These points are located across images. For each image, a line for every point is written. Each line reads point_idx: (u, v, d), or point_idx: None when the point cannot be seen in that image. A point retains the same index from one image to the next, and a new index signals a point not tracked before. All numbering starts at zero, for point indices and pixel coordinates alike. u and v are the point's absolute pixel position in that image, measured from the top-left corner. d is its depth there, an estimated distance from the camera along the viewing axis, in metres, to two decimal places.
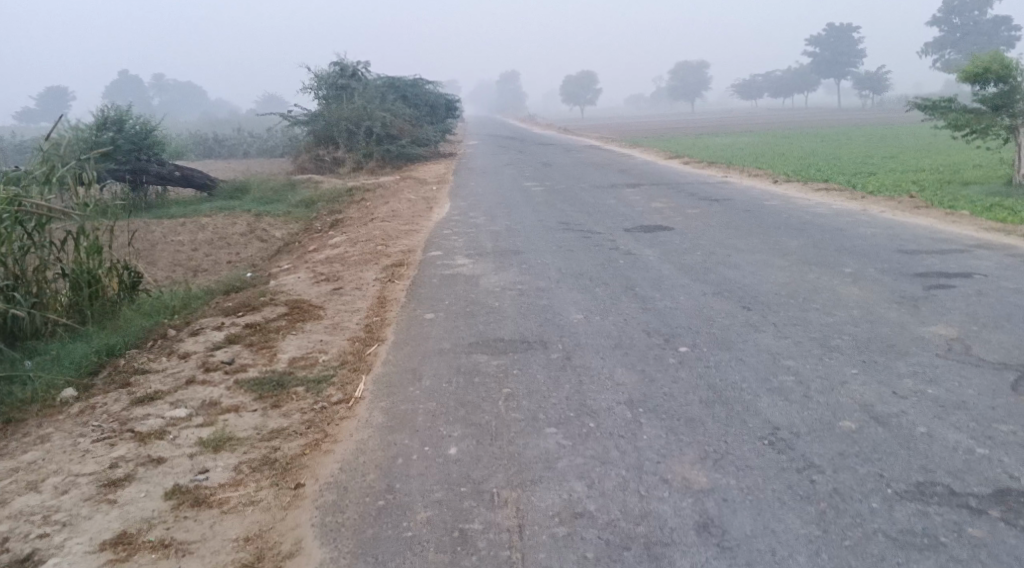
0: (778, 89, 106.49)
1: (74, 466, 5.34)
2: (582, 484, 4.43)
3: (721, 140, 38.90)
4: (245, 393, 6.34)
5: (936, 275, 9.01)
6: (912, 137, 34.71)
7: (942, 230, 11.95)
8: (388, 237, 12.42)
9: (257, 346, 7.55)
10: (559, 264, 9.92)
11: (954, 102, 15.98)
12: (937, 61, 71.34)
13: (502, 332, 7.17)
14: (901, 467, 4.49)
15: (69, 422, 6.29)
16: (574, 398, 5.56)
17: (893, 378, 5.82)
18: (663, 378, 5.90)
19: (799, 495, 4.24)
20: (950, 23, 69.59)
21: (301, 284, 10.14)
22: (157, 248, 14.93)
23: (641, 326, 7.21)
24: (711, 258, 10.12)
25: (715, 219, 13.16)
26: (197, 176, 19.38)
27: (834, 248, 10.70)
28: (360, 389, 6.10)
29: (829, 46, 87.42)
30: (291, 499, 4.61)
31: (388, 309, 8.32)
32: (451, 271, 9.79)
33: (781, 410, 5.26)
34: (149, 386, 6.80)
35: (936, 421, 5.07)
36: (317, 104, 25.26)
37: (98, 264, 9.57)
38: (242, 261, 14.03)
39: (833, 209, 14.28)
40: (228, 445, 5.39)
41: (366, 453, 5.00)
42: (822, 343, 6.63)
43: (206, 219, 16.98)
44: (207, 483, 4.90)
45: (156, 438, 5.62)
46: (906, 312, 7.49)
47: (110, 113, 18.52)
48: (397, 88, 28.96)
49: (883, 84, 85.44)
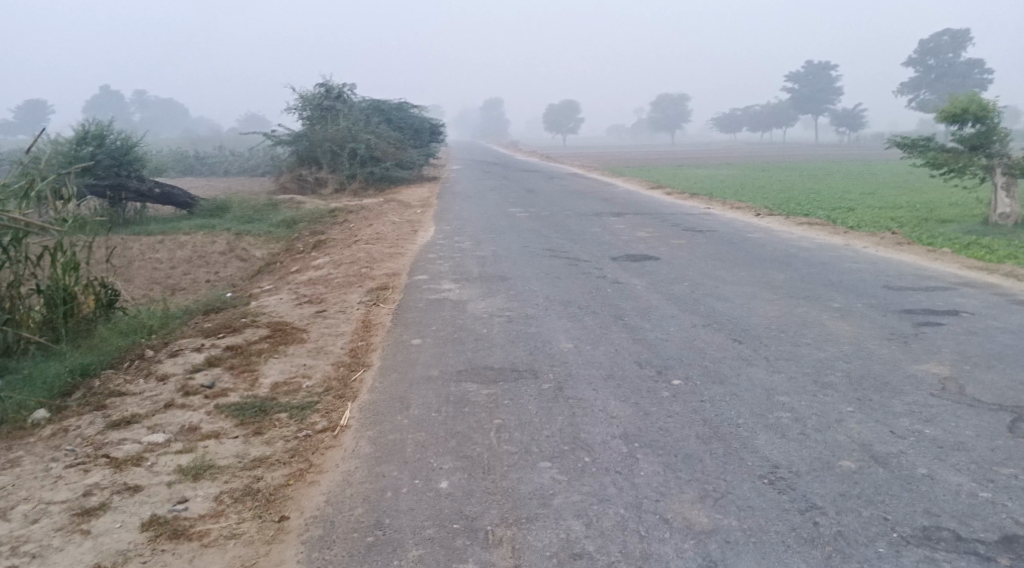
0: (757, 122, 107.52)
1: (45, 493, 5.13)
2: (579, 522, 4.29)
3: (702, 172, 39.07)
4: (225, 419, 6.15)
5: (923, 312, 8.97)
6: (890, 174, 35.01)
7: (925, 267, 11.97)
8: (372, 260, 12.24)
9: (238, 370, 7.35)
10: (546, 291, 9.80)
11: (933, 140, 16.10)
12: (914, 101, 72.31)
13: (492, 360, 7.02)
14: (904, 510, 4.39)
15: (41, 446, 6.06)
16: (567, 430, 5.42)
17: (890, 416, 5.73)
18: (657, 411, 5.78)
19: (802, 539, 4.14)
20: (926, 63, 70.68)
21: (283, 305, 9.94)
22: (135, 266, 14.69)
23: (632, 357, 7.10)
24: (699, 289, 10.05)
25: (701, 250, 13.12)
26: (177, 193, 19.15)
27: (820, 282, 10.65)
28: (346, 417, 5.92)
29: (808, 83, 88.47)
30: (275, 533, 4.42)
31: (373, 334, 8.15)
32: (437, 296, 9.65)
33: (779, 448, 5.14)
34: (125, 409, 6.58)
35: (936, 462, 4.98)
36: (301, 124, 25.11)
37: (75, 281, 9.34)
38: (221, 281, 13.81)
39: (816, 243, 14.28)
40: (208, 473, 5.19)
41: (353, 485, 4.83)
42: (816, 379, 6.54)
43: (186, 236, 16.76)
44: (186, 514, 4.71)
45: (132, 465, 5.41)
46: (898, 349, 7.43)
47: (91, 127, 18.29)
48: (382, 111, 28.90)
49: (861, 121, 86.51)
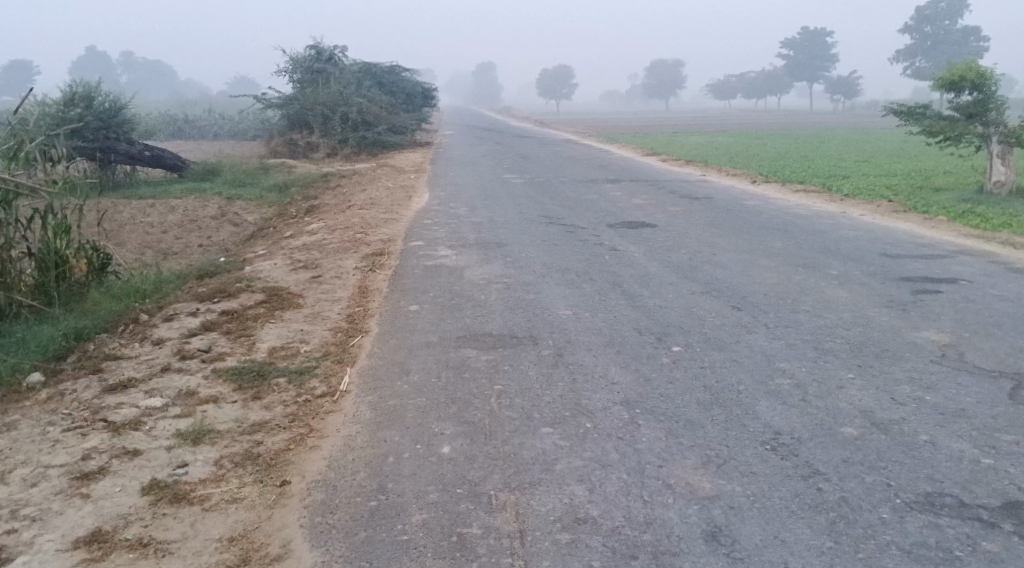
0: (751, 90, 106.90)
1: (43, 457, 5.09)
2: (583, 487, 4.28)
3: (696, 138, 38.91)
4: (223, 383, 6.11)
5: (921, 280, 8.95)
6: (885, 142, 34.99)
7: (921, 235, 11.95)
8: (367, 225, 12.16)
9: (234, 334, 7.30)
10: (544, 257, 9.76)
11: (930, 108, 16.01)
12: (908, 69, 72.08)
13: (490, 326, 6.99)
14: (907, 476, 4.40)
15: (37, 410, 6.02)
16: (567, 396, 5.41)
17: (891, 383, 5.73)
18: (658, 378, 5.77)
19: (806, 504, 4.15)
20: (921, 31, 70.19)
21: (278, 270, 9.88)
22: (126, 230, 14.56)
23: (632, 324, 7.07)
24: (697, 256, 10.00)
25: (697, 217, 13.06)
26: (168, 156, 18.96)
27: (817, 250, 10.63)
28: (345, 382, 5.90)
29: (803, 50, 87.93)
30: (277, 498, 4.40)
31: (370, 300, 8.11)
32: (434, 262, 9.59)
33: (780, 415, 5.13)
34: (122, 373, 6.54)
35: (937, 429, 4.98)
36: (292, 88, 24.84)
37: (66, 244, 9.24)
38: (214, 245, 13.71)
39: (813, 210, 14.25)
40: (207, 438, 5.17)
41: (355, 450, 4.80)
42: (816, 346, 6.53)
43: (177, 200, 16.61)
44: (187, 478, 4.68)
45: (131, 429, 5.37)
46: (896, 317, 7.42)
47: (79, 89, 18.09)
48: (374, 74, 28.64)
49: (855, 88, 86.07)
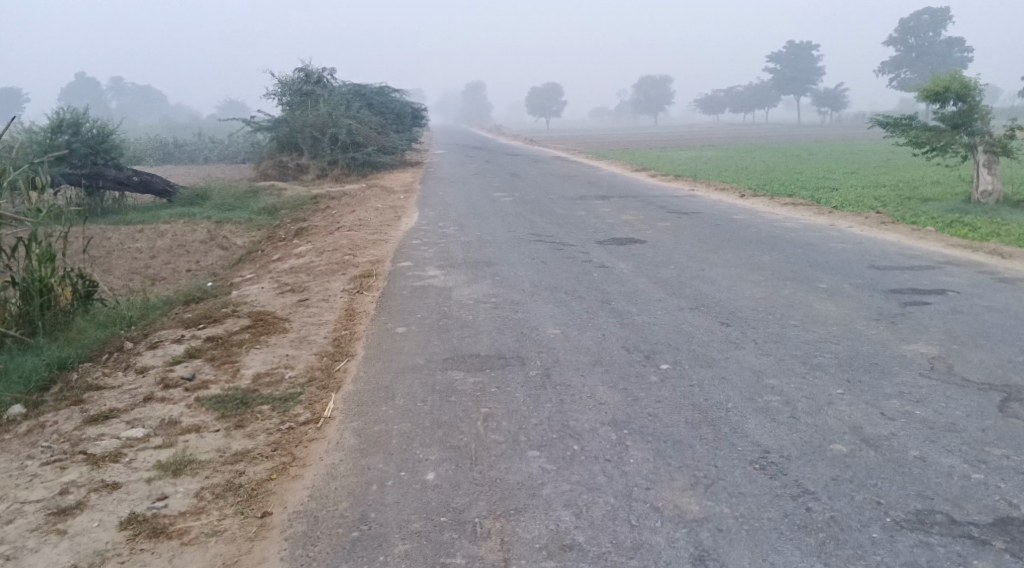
0: (739, 104, 107.45)
1: (21, 492, 5.01)
2: (569, 513, 4.22)
3: (685, 153, 38.97)
4: (206, 412, 6.03)
5: (910, 291, 8.93)
6: (873, 153, 35.13)
7: (909, 246, 11.94)
8: (355, 247, 12.10)
9: (219, 361, 7.23)
10: (533, 276, 9.72)
11: (915, 119, 16.06)
12: (894, 81, 72.50)
13: (478, 347, 6.93)
14: (897, 494, 4.35)
15: (17, 443, 5.94)
16: (555, 418, 5.35)
17: (880, 397, 5.69)
18: (647, 397, 5.71)
19: (795, 525, 4.09)
20: (906, 42, 70.67)
21: (265, 294, 9.81)
22: (114, 256, 14.48)
23: (620, 342, 7.02)
24: (686, 272, 9.97)
25: (686, 232, 13.05)
26: (156, 181, 18.90)
27: (806, 263, 10.61)
28: (330, 408, 5.82)
29: (789, 63, 88.43)
30: (257, 530, 4.33)
31: (357, 322, 8.05)
32: (422, 283, 9.53)
33: (770, 432, 5.08)
34: (104, 403, 6.46)
35: (927, 444, 4.93)
36: (281, 110, 24.85)
37: (51, 272, 9.16)
38: (202, 270, 13.64)
39: (802, 223, 14.26)
40: (188, 469, 5.09)
41: (337, 479, 4.73)
42: (805, 361, 6.49)
43: (166, 225, 16.55)
44: (166, 511, 4.61)
45: (111, 461, 5.30)
46: (886, 329, 7.38)
47: (66, 116, 18.04)
48: (363, 95, 28.66)
49: (842, 100, 86.55)
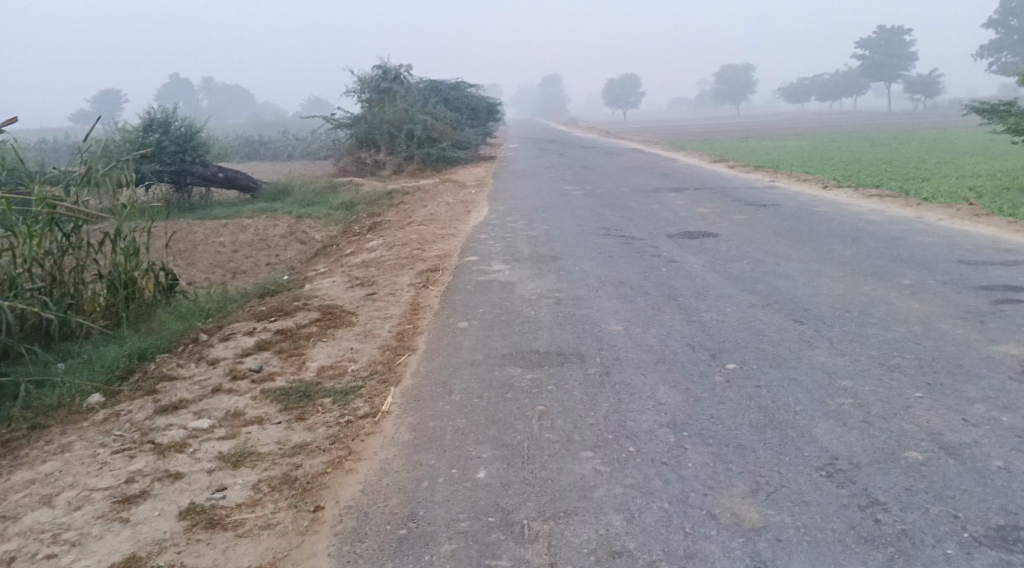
0: (826, 93, 104.69)
1: (90, 480, 5.13)
2: (621, 517, 4.11)
3: (770, 143, 38.23)
4: (270, 404, 6.09)
5: (1001, 288, 8.50)
6: (967, 142, 33.88)
7: (1004, 240, 11.39)
8: (425, 241, 12.13)
9: (286, 353, 7.31)
10: (600, 271, 9.59)
11: (1013, 106, 15.31)
12: (994, 66, 69.57)
13: (538, 343, 6.84)
14: (976, 507, 4.13)
15: (92, 431, 6.09)
16: (612, 418, 5.23)
17: (962, 402, 5.40)
18: (709, 398, 5.53)
19: (862, 538, 3.92)
20: (1006, 24, 67.78)
21: (335, 288, 9.90)
22: (198, 250, 14.84)
23: (685, 340, 6.85)
24: (760, 267, 9.70)
25: (763, 225, 12.72)
26: (240, 177, 19.33)
27: (889, 258, 10.23)
28: (389, 402, 5.82)
29: (879, 49, 85.78)
30: (309, 524, 4.34)
31: (421, 317, 8.03)
32: (488, 277, 9.50)
33: (838, 437, 4.88)
34: (174, 394, 6.58)
35: (1012, 453, 4.66)
36: (360, 106, 25.15)
37: (134, 266, 9.39)
38: (280, 264, 13.87)
39: (887, 215, 13.76)
40: (248, 460, 5.14)
41: (390, 475, 4.71)
42: (881, 362, 6.21)
43: (247, 220, 16.90)
44: (224, 502, 4.65)
45: (175, 451, 5.39)
46: (973, 329, 7.02)
47: (156, 114, 18.57)
48: (440, 91, 28.84)
49: (936, 87, 83.47)
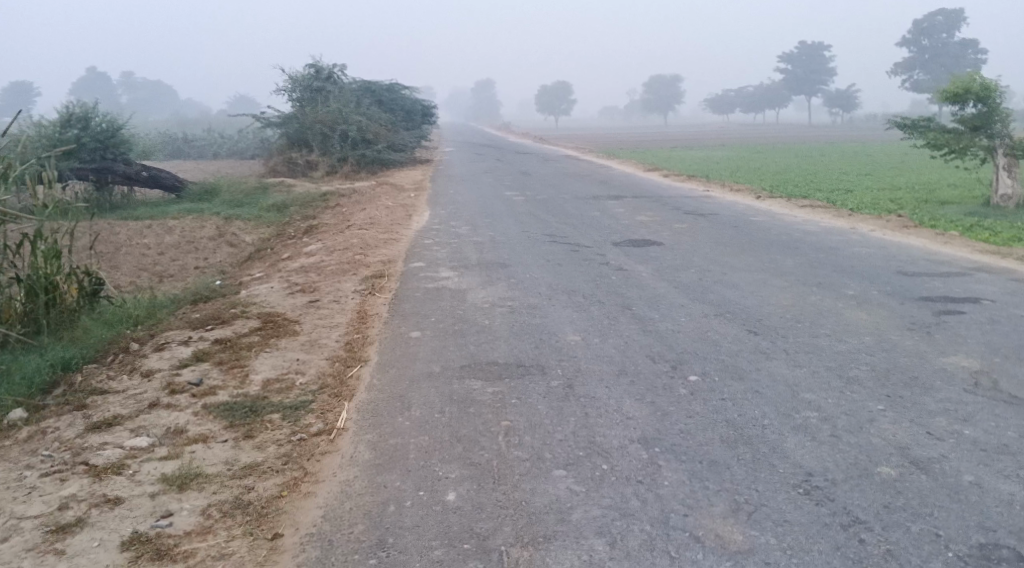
0: (749, 105, 106.89)
1: (18, 506, 4.72)
2: (603, 541, 3.94)
3: (699, 153, 38.67)
4: (214, 421, 5.74)
5: (941, 299, 8.60)
6: (889, 155, 34.80)
7: (935, 251, 11.59)
8: (367, 246, 11.79)
9: (228, 365, 6.94)
10: (549, 279, 9.43)
11: (934, 121, 15.63)
12: (908, 82, 71.91)
13: (495, 354, 6.63)
14: (957, 525, 4.07)
15: (16, 452, 5.66)
16: (581, 433, 5.05)
17: (925, 415, 5.37)
18: (676, 411, 5.40)
19: (850, 559, 3.82)
20: (919, 44, 70.15)
21: (274, 294, 9.52)
22: (122, 252, 14.20)
23: (644, 350, 6.73)
24: (708, 276, 9.68)
25: (705, 234, 12.72)
26: (165, 176, 18.62)
27: (830, 268, 10.30)
28: (343, 418, 5.54)
29: (801, 63, 87.90)
30: (267, 554, 4.06)
31: (370, 326, 7.73)
32: (436, 284, 9.25)
33: (811, 452, 4.80)
34: (107, 409, 6.16)
35: (982, 468, 4.63)
36: (291, 106, 24.59)
37: (56, 269, 8.84)
38: (211, 267, 13.35)
39: (821, 226, 13.93)
40: (194, 483, 4.81)
41: (352, 498, 4.45)
42: (841, 374, 6.17)
43: (174, 221, 16.26)
44: (170, 530, 4.32)
45: (113, 474, 5.01)
46: (922, 341, 7.05)
47: (76, 110, 17.77)
48: (373, 92, 28.40)
49: (855, 101, 85.99)
